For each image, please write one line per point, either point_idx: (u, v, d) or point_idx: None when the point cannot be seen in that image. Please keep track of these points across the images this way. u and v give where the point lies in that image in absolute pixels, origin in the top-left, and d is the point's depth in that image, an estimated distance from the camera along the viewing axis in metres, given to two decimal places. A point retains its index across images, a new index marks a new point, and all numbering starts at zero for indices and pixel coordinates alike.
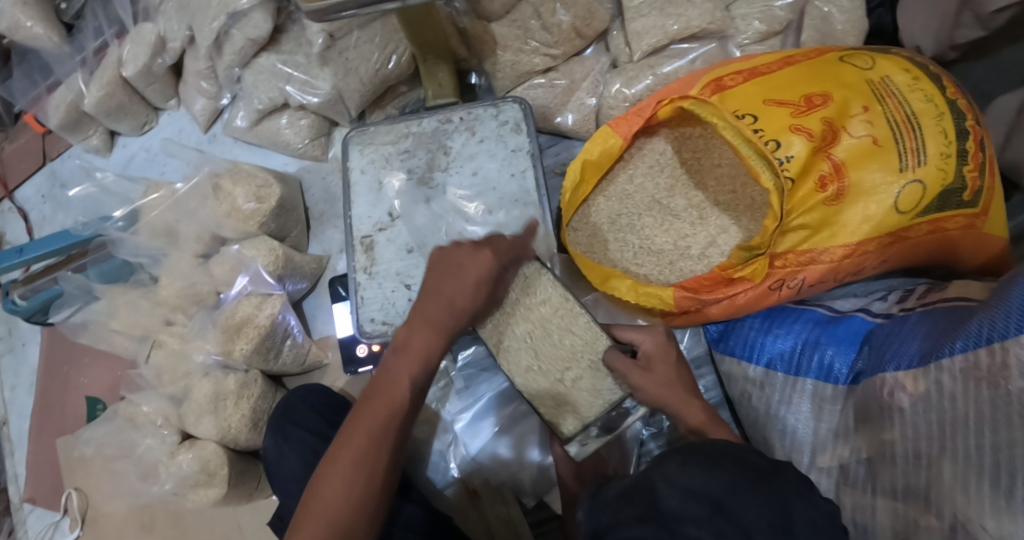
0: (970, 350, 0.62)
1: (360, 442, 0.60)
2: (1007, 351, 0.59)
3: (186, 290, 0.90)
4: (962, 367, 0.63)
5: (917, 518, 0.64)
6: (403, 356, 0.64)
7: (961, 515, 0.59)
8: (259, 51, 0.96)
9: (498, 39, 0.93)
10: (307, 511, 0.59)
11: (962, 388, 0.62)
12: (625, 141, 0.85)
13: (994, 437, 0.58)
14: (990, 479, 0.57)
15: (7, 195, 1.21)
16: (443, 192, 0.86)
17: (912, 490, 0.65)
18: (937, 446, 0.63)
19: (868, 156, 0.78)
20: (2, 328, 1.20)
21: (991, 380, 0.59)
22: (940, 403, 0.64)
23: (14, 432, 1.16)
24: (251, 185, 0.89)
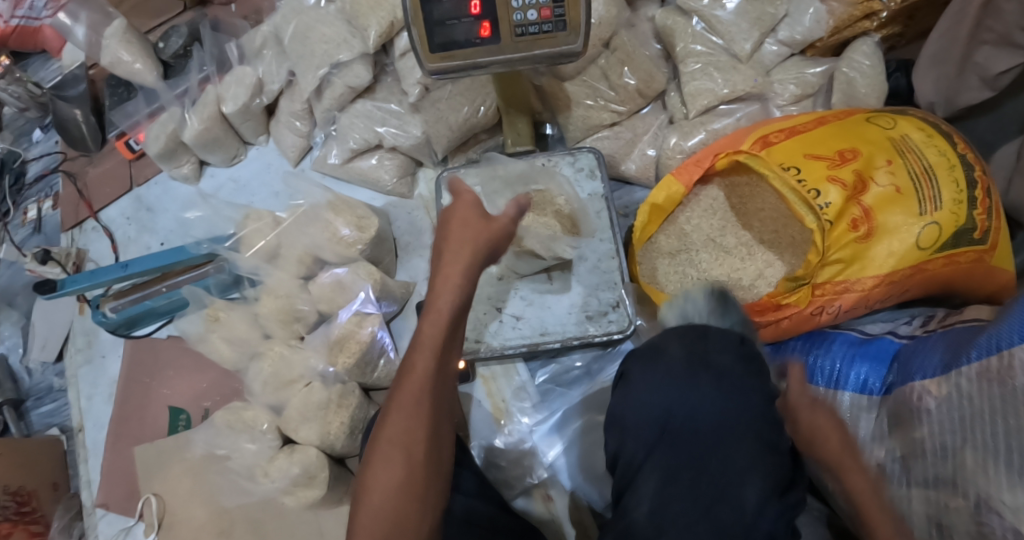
0: (982, 357, 0.78)
1: (406, 402, 0.69)
2: (1013, 355, 0.75)
3: (286, 307, 0.98)
4: (977, 371, 0.78)
5: (946, 501, 0.78)
6: (430, 319, 0.71)
7: (983, 493, 0.73)
8: (355, 98, 1.10)
9: (571, 96, 1.07)
10: (375, 466, 0.68)
11: (977, 386, 0.77)
12: (686, 187, 0.98)
13: (1007, 425, 0.73)
14: (1005, 460, 0.72)
15: (91, 215, 1.30)
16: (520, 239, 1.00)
17: (942, 479, 0.78)
18: (960, 437, 0.78)
19: (893, 202, 0.92)
20: (82, 340, 1.27)
21: (1000, 378, 0.75)
22: (960, 401, 0.79)
23: (89, 440, 1.22)
24: (352, 215, 0.99)
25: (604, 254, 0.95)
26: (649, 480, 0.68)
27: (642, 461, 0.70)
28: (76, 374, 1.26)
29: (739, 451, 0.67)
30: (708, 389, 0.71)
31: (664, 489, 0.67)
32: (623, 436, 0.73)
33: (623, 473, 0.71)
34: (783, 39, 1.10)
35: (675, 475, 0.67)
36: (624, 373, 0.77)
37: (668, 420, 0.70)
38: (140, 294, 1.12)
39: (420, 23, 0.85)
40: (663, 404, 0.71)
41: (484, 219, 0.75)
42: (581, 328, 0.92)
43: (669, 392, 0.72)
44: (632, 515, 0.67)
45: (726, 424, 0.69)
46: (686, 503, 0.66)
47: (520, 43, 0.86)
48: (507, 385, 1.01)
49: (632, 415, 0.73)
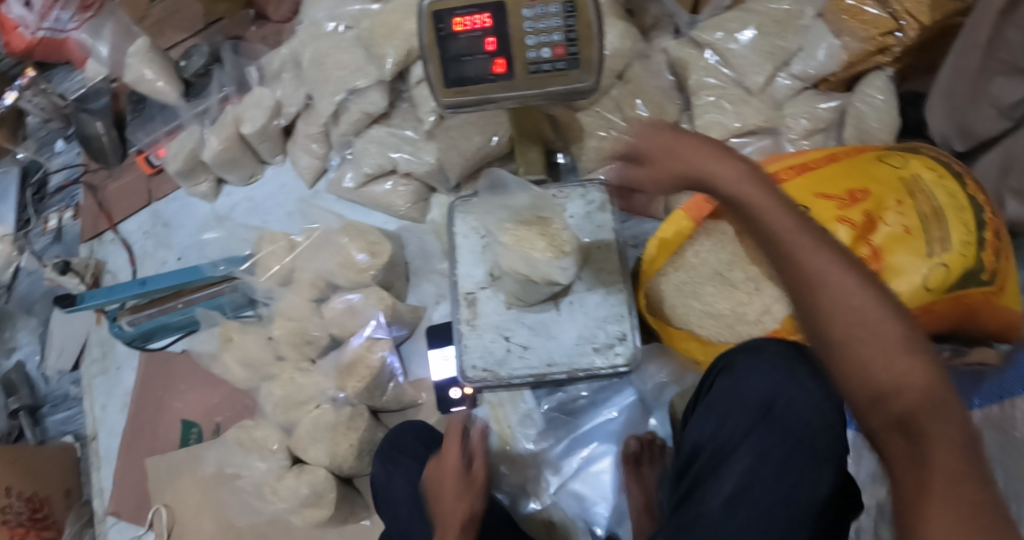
0: None
1: None
2: None
3: (298, 329, 1.00)
4: None
5: None
6: None
7: None
8: (370, 123, 1.11)
9: (584, 127, 1.08)
10: None
11: None
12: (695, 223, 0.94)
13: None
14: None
15: (110, 228, 1.33)
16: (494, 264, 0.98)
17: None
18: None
19: (900, 242, 0.93)
20: (98, 351, 1.30)
21: None
22: None
23: (102, 449, 1.24)
24: (365, 240, 1.01)
25: (612, 285, 0.96)
26: (739, 463, 0.69)
27: (737, 443, 0.70)
28: (91, 384, 1.28)
29: (823, 438, 0.67)
30: (803, 384, 0.69)
31: (752, 471, 0.68)
32: (722, 420, 0.73)
33: (708, 456, 0.72)
34: (796, 74, 1.10)
35: (768, 458, 0.68)
36: (726, 361, 0.76)
37: (763, 411, 0.70)
38: (155, 309, 1.15)
39: (436, 59, 0.86)
40: (759, 393, 0.71)
41: (461, 475, 0.83)
42: (587, 360, 0.94)
43: (762, 383, 0.71)
44: (712, 497, 0.68)
45: (818, 419, 0.68)
46: (772, 487, 0.67)
47: (534, 79, 0.87)
48: (513, 412, 1.03)
49: (730, 406, 0.73)
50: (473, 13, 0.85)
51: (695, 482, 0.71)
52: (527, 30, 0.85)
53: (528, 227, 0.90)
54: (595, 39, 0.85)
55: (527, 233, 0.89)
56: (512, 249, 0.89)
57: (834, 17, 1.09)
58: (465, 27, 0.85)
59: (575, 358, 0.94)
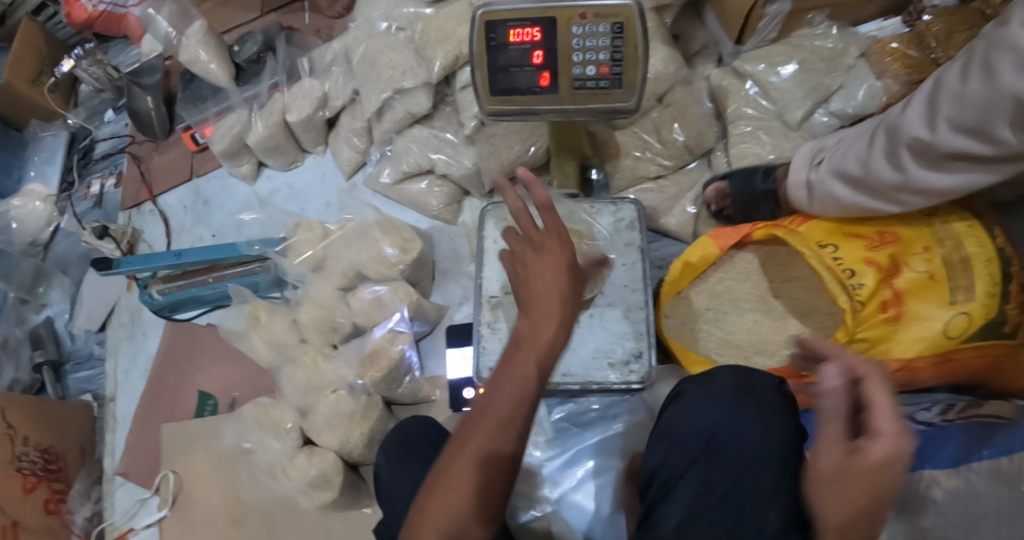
0: (995, 458, 0.87)
1: None
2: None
3: (324, 315, 1.03)
4: (988, 469, 0.87)
5: None
6: None
7: None
8: (413, 123, 1.14)
9: (621, 146, 1.11)
10: None
11: (988, 486, 0.86)
12: (722, 250, 1.02)
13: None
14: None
15: (151, 199, 1.37)
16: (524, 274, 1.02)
17: None
18: (964, 531, 0.86)
19: (924, 288, 0.94)
20: (127, 316, 1.34)
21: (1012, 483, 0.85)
22: (970, 498, 0.87)
23: (119, 411, 1.28)
24: (398, 237, 1.04)
25: (633, 303, 0.98)
26: (687, 491, 0.72)
27: (683, 471, 0.73)
28: (117, 347, 1.32)
29: (767, 469, 0.70)
30: (748, 418, 0.73)
31: (698, 499, 0.71)
32: (671, 447, 0.76)
33: (658, 485, 0.75)
34: (834, 111, 1.10)
35: (712, 485, 0.71)
36: (679, 391, 0.80)
37: (707, 443, 0.74)
38: (188, 282, 1.19)
39: (485, 66, 0.89)
40: (705, 424, 0.75)
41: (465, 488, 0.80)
42: (604, 372, 0.95)
43: (708, 415, 0.75)
44: (663, 524, 0.71)
45: (761, 455, 0.71)
46: (716, 517, 0.69)
47: (578, 95, 0.89)
48: None
49: (675, 431, 0.76)
50: (526, 25, 0.87)
51: (649, 512, 0.75)
52: (576, 47, 0.87)
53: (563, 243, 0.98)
54: (641, 61, 0.87)
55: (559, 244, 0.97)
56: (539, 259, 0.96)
57: (878, 59, 1.09)
58: (518, 39, 0.88)
59: (592, 370, 0.96)
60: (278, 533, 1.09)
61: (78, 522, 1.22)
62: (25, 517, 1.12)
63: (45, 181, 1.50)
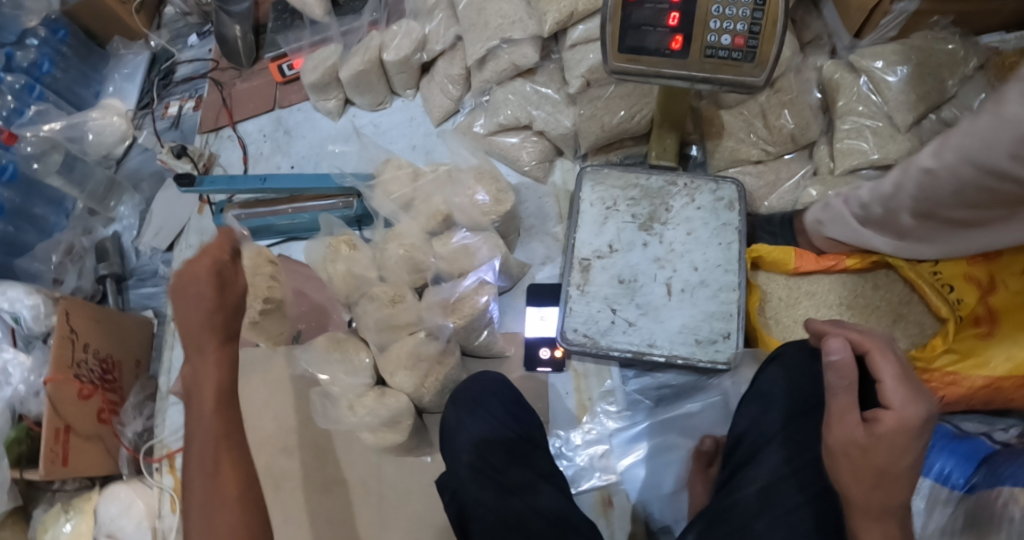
0: None
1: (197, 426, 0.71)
2: None
3: (408, 258, 1.02)
4: None
5: None
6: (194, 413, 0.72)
7: None
8: (515, 76, 1.13)
9: (726, 126, 1.09)
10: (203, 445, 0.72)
11: None
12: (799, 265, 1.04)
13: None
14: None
15: (230, 125, 1.36)
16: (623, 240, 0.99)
17: None
18: None
19: (1022, 308, 0.92)
20: (195, 237, 1.32)
21: None
22: None
23: (179, 330, 1.28)
24: (493, 186, 1.04)
25: (726, 284, 0.96)
26: (778, 452, 0.75)
27: (775, 433, 0.77)
28: (183, 267, 1.31)
29: None
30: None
31: (788, 462, 0.74)
32: (764, 409, 0.79)
33: (747, 444, 0.78)
34: (946, 118, 1.07)
35: (804, 447, 0.74)
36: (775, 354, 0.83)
37: (803, 408, 0.77)
38: (265, 209, 1.18)
39: (617, 22, 0.87)
40: (801, 391, 0.78)
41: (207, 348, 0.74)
42: (688, 348, 0.94)
43: (805, 383, 0.78)
44: (750, 483, 0.75)
45: None
46: (806, 480, 0.72)
47: (707, 64, 0.86)
48: (597, 385, 1.02)
49: (767, 392, 0.80)
50: None
51: (735, 472, 0.78)
52: (713, 14, 0.85)
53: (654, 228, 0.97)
54: (778, 36, 0.84)
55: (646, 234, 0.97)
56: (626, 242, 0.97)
57: (998, 72, 1.05)
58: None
59: (678, 345, 0.94)
60: (334, 466, 1.08)
61: (128, 434, 1.21)
62: (78, 421, 1.13)
63: (123, 98, 1.48)
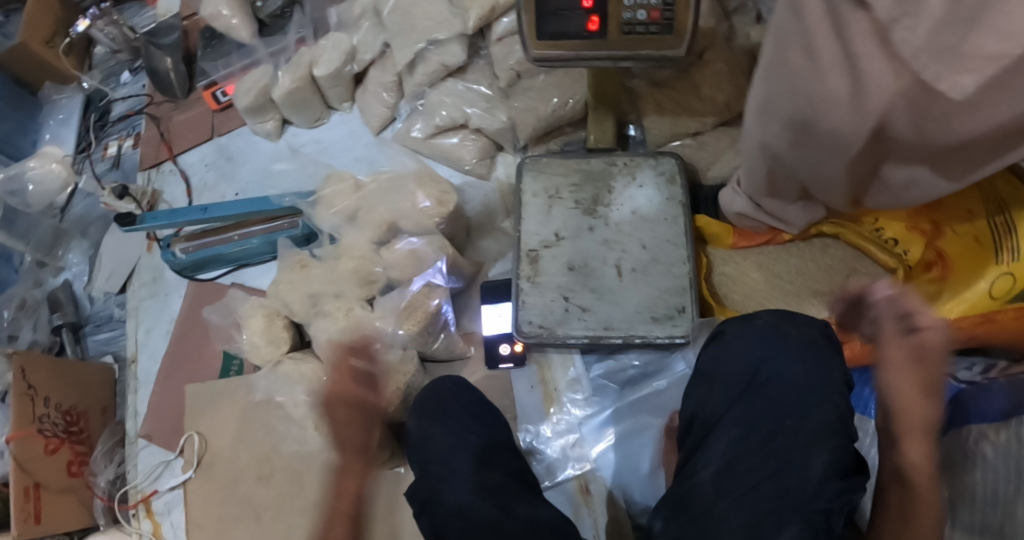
0: None
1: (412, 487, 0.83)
2: None
3: (359, 269, 1.02)
4: None
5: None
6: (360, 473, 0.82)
7: None
8: (447, 76, 1.12)
9: (658, 104, 1.07)
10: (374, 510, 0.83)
11: None
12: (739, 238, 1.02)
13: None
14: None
15: (171, 159, 1.34)
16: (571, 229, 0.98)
17: (989, 525, 0.85)
18: (1013, 487, 0.84)
19: (966, 250, 0.94)
20: (148, 275, 1.30)
21: None
22: (1019, 452, 0.85)
23: (142, 372, 1.26)
24: (435, 189, 1.02)
25: (676, 258, 0.96)
26: (726, 435, 0.75)
27: (724, 413, 0.77)
28: (139, 307, 1.29)
29: (818, 410, 0.71)
30: (795, 360, 0.74)
31: (737, 444, 0.74)
32: (710, 390, 0.79)
33: (697, 429, 0.78)
34: None
35: (753, 426, 0.74)
36: (719, 331, 0.82)
37: (749, 385, 0.76)
38: (212, 238, 1.18)
39: (533, 11, 0.86)
40: (741, 368, 0.77)
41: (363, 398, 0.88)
42: (646, 326, 0.93)
43: (744, 359, 0.78)
44: (701, 471, 0.75)
45: (807, 394, 0.72)
46: (756, 460, 0.72)
47: (627, 41, 0.86)
48: (562, 375, 1.02)
49: (712, 371, 0.79)
50: None
51: (690, 456, 0.78)
52: None
53: (591, 217, 0.98)
54: (693, 5, 0.84)
55: (588, 220, 0.98)
56: (569, 233, 0.97)
57: None
58: None
59: (635, 325, 0.93)
60: (313, 489, 1.07)
61: (100, 484, 1.19)
62: (47, 477, 1.10)
63: (60, 143, 1.45)
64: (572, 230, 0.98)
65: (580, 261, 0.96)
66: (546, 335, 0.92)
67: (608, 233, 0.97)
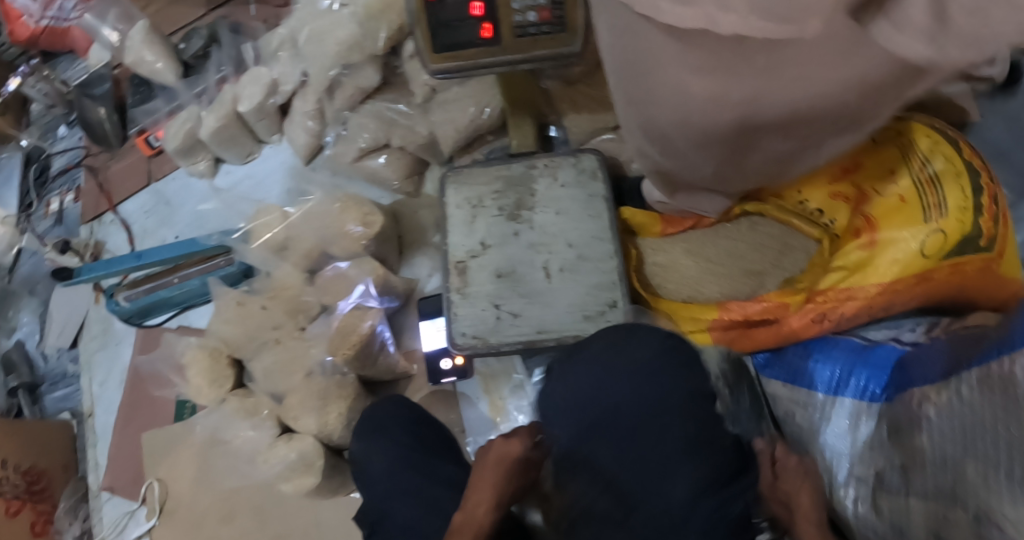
0: (985, 363, 0.74)
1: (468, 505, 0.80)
2: (1015, 363, 0.70)
3: (294, 300, 1.02)
4: (978, 378, 0.73)
5: (945, 514, 0.72)
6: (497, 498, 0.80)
7: (984, 506, 0.67)
8: (365, 98, 1.12)
9: (576, 101, 1.06)
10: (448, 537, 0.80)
11: (979, 395, 0.72)
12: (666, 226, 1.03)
13: (1009, 433, 0.67)
14: (1005, 470, 0.66)
15: (111, 209, 1.34)
16: (497, 235, 0.98)
17: (941, 491, 0.74)
18: (960, 449, 0.73)
19: (893, 210, 0.93)
20: (98, 327, 1.30)
21: (1004, 386, 0.70)
22: (961, 410, 0.74)
23: (100, 424, 1.25)
24: (359, 211, 1.01)
25: (603, 255, 0.95)
26: (586, 470, 0.80)
27: (580, 450, 0.81)
28: (91, 360, 1.29)
29: (665, 431, 0.78)
30: (625, 385, 0.81)
31: (597, 479, 0.79)
32: (563, 427, 0.83)
33: (558, 469, 0.82)
34: None
35: (613, 458, 0.79)
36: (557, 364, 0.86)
37: (598, 416, 0.81)
38: (153, 284, 1.17)
39: (424, 24, 0.87)
40: (586, 400, 0.82)
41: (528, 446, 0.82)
42: (578, 326, 0.92)
43: (587, 390, 0.82)
44: (569, 511, 0.79)
45: (655, 415, 0.79)
46: (622, 491, 0.78)
47: (521, 43, 0.86)
48: (505, 384, 1.02)
49: (561, 407, 0.83)
50: None
51: (558, 495, 0.82)
52: None
53: (516, 222, 0.98)
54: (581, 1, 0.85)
55: (512, 225, 0.98)
56: (496, 241, 0.98)
57: None
58: None
59: (568, 325, 0.92)
60: (274, 523, 1.07)
61: None
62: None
63: None
64: (498, 238, 0.98)
65: (507, 267, 0.96)
66: (478, 345, 0.92)
67: (534, 237, 0.97)
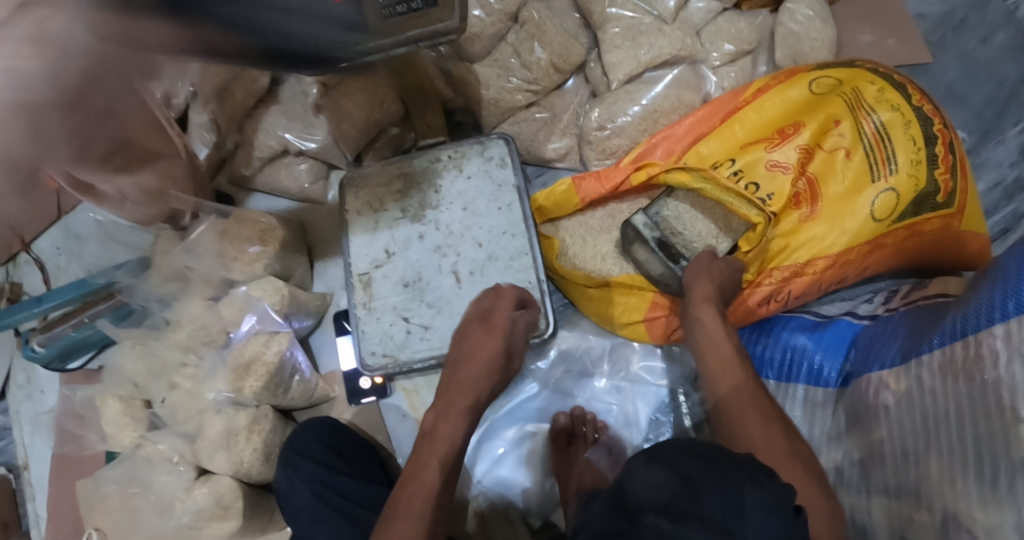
0: (947, 345, 0.66)
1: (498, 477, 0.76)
2: (981, 343, 0.61)
3: (196, 332, 0.94)
4: (940, 362, 0.66)
5: (910, 514, 0.67)
6: None
7: (950, 507, 0.61)
8: (258, 103, 1.01)
9: (481, 79, 0.97)
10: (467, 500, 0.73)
11: (942, 382, 0.65)
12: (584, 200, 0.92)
13: (976, 428, 0.60)
14: (975, 471, 0.60)
15: (22, 248, 1.25)
16: (400, 242, 0.89)
17: (904, 487, 0.68)
18: (924, 441, 0.66)
19: (838, 172, 0.82)
20: (20, 376, 1.23)
21: (968, 372, 0.62)
22: (922, 399, 0.67)
23: (34, 477, 1.19)
24: (255, 227, 0.96)
25: (517, 251, 0.87)
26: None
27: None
28: (18, 412, 1.22)
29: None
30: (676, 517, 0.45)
31: None
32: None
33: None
34: None
35: None
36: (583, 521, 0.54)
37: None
38: (65, 325, 1.00)
39: None
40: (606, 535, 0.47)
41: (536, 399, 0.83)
42: None
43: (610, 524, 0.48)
44: None
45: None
46: None
47: (391, 26, 0.72)
48: (432, 397, 0.99)
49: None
50: None
51: None
52: None
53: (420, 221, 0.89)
54: None
55: (412, 228, 0.89)
56: (401, 249, 0.89)
57: None
58: None
59: None
60: None
61: None
62: None
63: None
64: (403, 244, 0.89)
65: (413, 275, 0.88)
66: (390, 365, 0.84)
67: (441, 241, 0.88)
